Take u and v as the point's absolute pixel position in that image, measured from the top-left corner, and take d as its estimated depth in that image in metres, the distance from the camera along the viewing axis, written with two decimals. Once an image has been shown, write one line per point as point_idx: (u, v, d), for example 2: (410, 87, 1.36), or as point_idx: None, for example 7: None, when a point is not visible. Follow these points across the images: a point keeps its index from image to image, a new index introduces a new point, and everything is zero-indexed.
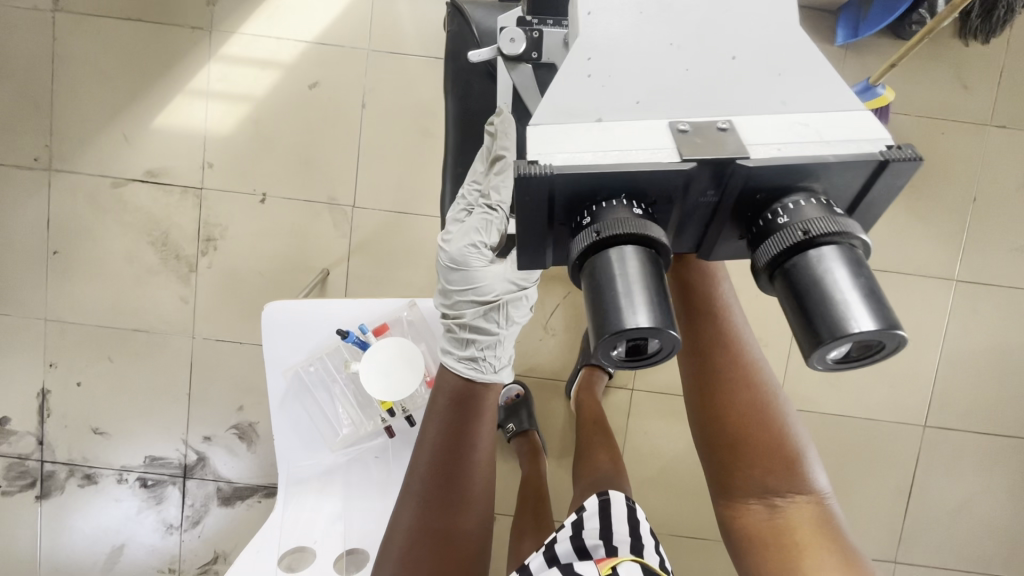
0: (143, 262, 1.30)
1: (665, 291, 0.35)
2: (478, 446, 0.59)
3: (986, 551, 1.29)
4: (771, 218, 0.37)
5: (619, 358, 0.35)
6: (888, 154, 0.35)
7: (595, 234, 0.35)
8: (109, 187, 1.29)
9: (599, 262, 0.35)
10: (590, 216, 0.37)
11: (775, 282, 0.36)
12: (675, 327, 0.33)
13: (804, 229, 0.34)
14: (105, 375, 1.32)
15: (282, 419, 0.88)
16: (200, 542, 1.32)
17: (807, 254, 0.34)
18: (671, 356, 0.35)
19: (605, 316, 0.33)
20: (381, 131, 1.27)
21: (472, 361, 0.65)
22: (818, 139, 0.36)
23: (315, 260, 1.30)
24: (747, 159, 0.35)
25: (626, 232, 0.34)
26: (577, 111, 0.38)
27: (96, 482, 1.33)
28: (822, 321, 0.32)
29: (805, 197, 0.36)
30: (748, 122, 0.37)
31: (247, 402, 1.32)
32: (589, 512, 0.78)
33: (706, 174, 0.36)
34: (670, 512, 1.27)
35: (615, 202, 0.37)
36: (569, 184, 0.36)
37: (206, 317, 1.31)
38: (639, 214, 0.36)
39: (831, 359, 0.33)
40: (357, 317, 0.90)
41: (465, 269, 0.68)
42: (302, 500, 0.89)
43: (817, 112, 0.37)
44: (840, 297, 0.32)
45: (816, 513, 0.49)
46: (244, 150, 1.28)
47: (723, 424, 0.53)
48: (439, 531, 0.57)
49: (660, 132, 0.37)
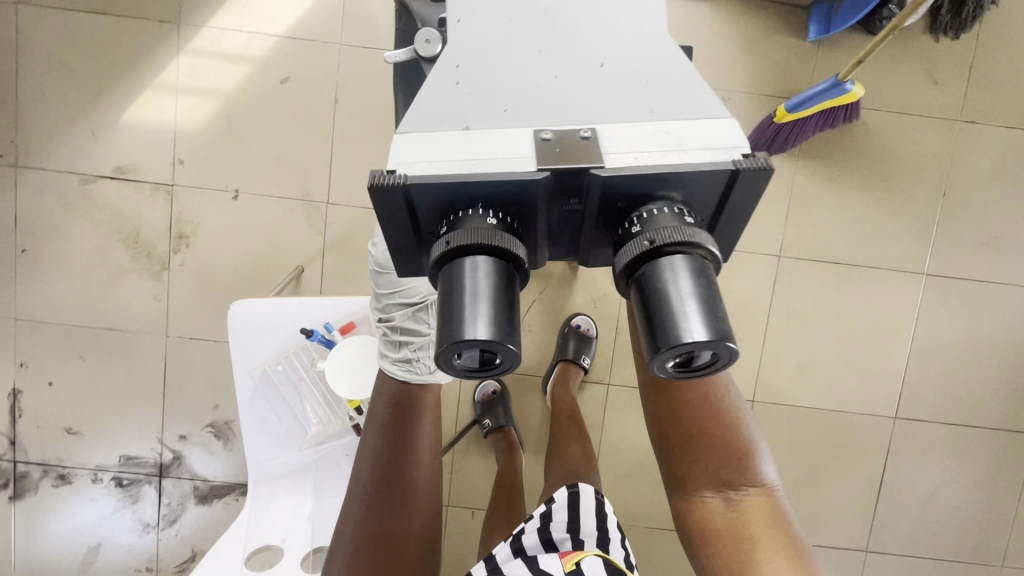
0: (113, 260, 1.29)
1: (512, 303, 0.34)
2: (420, 446, 0.62)
3: (953, 539, 1.32)
4: (629, 227, 0.37)
5: (467, 368, 0.35)
6: (740, 163, 0.35)
7: (445, 245, 0.35)
8: (77, 184, 1.27)
9: (450, 272, 0.35)
10: (449, 225, 0.37)
11: (630, 289, 0.36)
12: (513, 340, 0.33)
13: (650, 238, 0.35)
14: (78, 375, 1.31)
15: (250, 417, 0.88)
16: (178, 540, 1.32)
17: (655, 262, 0.35)
18: (514, 370, 0.35)
19: (447, 327, 0.33)
20: (354, 127, 1.26)
21: (405, 363, 0.65)
22: (676, 149, 0.37)
23: (290, 258, 1.29)
24: (602, 168, 0.35)
25: (474, 242, 0.34)
26: (444, 121, 0.38)
27: (71, 481, 1.32)
28: (658, 329, 0.32)
29: (662, 206, 0.37)
30: (612, 130, 0.37)
31: (222, 401, 1.31)
32: (558, 504, 0.78)
33: (563, 180, 0.36)
34: (645, 506, 1.28)
35: (473, 210, 0.36)
36: (425, 193, 0.36)
37: (180, 314, 1.30)
38: (494, 224, 0.36)
39: (673, 368, 0.34)
40: (323, 316, 0.89)
41: (390, 271, 0.67)
42: (271, 500, 0.88)
43: (679, 119, 0.38)
44: (675, 306, 0.32)
45: (767, 504, 0.51)
46: (215, 145, 1.27)
47: (678, 419, 0.54)
48: (383, 534, 0.57)
49: (523, 139, 0.37)
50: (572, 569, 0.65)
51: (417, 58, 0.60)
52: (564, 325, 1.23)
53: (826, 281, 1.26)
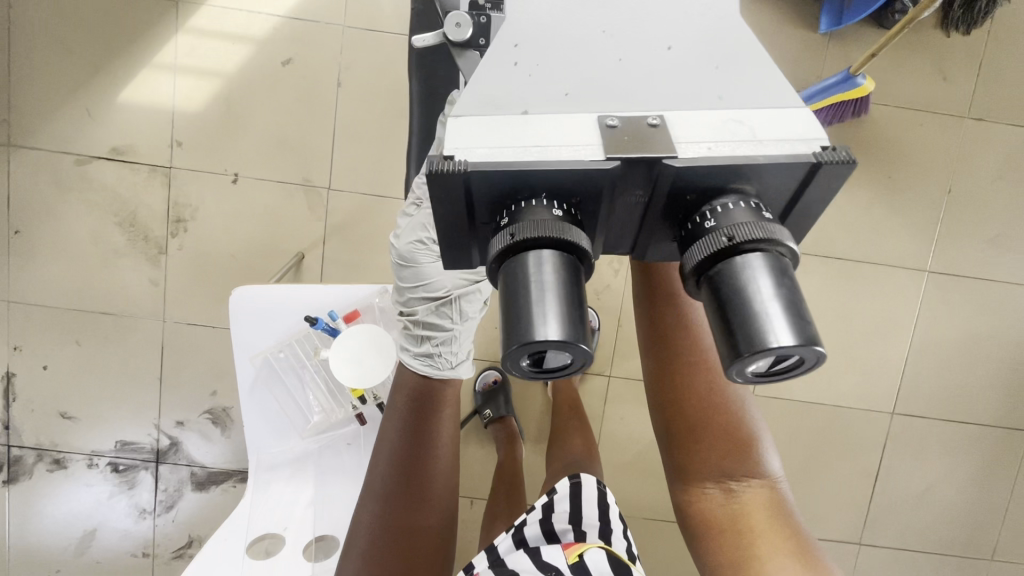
0: (109, 243, 1.26)
1: (581, 299, 0.33)
2: (439, 444, 0.60)
3: (945, 534, 1.33)
4: (699, 221, 0.35)
5: (533, 368, 0.34)
6: (821, 156, 0.34)
7: (510, 237, 0.34)
8: (72, 165, 1.24)
9: (515, 266, 0.34)
10: (509, 217, 0.35)
11: (701, 287, 0.35)
12: (586, 341, 0.31)
13: (728, 234, 0.33)
14: (73, 359, 1.29)
15: (251, 405, 0.87)
16: (174, 526, 1.31)
17: (732, 260, 0.33)
18: (585, 370, 0.34)
19: (514, 328, 0.31)
20: (358, 111, 1.24)
21: (427, 357, 0.66)
22: (750, 139, 0.35)
23: (289, 244, 1.27)
24: (675, 159, 0.34)
25: (543, 235, 0.33)
26: (502, 104, 0.37)
27: (66, 466, 1.31)
28: (739, 332, 0.30)
29: (736, 200, 0.35)
30: (681, 117, 0.36)
31: (220, 387, 1.30)
32: (560, 495, 0.77)
33: (633, 172, 0.34)
34: (644, 497, 1.29)
35: (535, 201, 0.35)
36: (485, 181, 0.34)
37: (177, 299, 1.28)
38: (560, 216, 0.35)
39: (750, 373, 0.32)
40: (327, 304, 0.88)
41: (415, 266, 0.68)
42: (269, 488, 0.88)
43: (752, 108, 0.36)
44: (759, 307, 0.31)
45: (768, 496, 0.50)
46: (214, 127, 1.24)
47: (682, 408, 0.52)
48: (399, 529, 0.57)
49: (588, 126, 0.36)
50: (576, 562, 0.65)
51: (446, 43, 0.58)
52: None
53: (829, 277, 1.26)
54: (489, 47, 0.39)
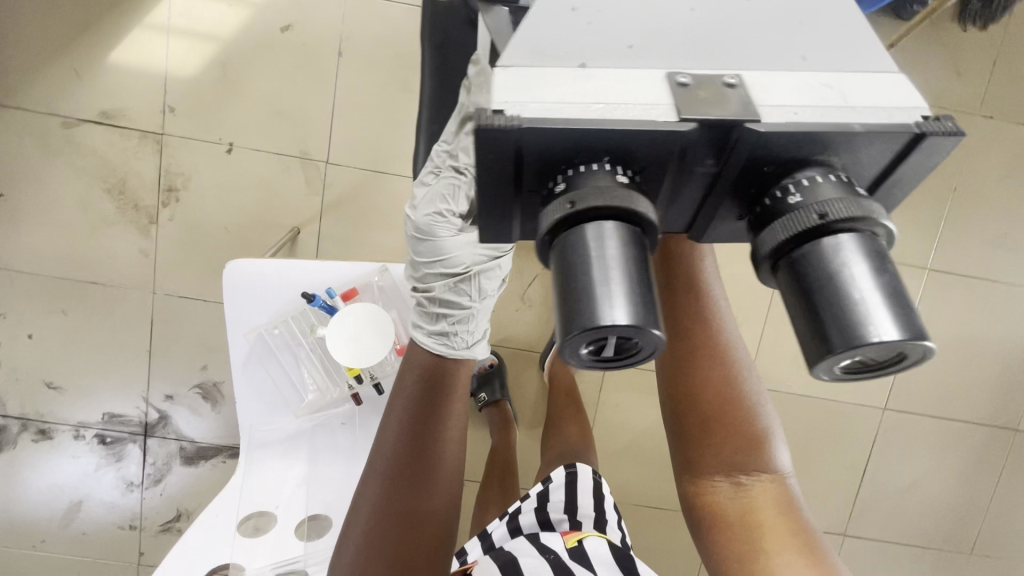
0: (98, 210, 1.22)
1: (649, 281, 0.31)
2: (449, 428, 0.58)
3: (929, 528, 1.35)
4: (780, 196, 0.34)
5: (593, 357, 0.31)
6: (925, 126, 0.32)
7: (569, 206, 0.32)
8: (60, 128, 1.19)
9: (573, 239, 0.32)
10: (564, 182, 0.33)
11: (779, 273, 0.33)
12: (656, 324, 0.29)
13: (820, 212, 0.31)
14: (60, 329, 1.26)
15: (243, 382, 0.85)
16: (162, 500, 1.30)
17: (822, 241, 0.32)
18: (652, 358, 0.32)
19: (573, 314, 0.29)
20: (360, 83, 1.20)
21: (442, 337, 0.64)
22: (842, 104, 0.32)
23: (284, 219, 1.24)
24: (758, 123, 0.31)
25: (608, 204, 0.31)
26: (558, 55, 0.34)
27: (52, 437, 1.28)
28: (834, 324, 0.29)
29: (822, 173, 0.33)
30: (762, 78, 0.33)
31: (211, 361, 1.28)
32: (555, 484, 0.77)
33: (706, 139, 0.32)
34: (635, 484, 1.29)
35: (593, 165, 0.33)
36: (540, 141, 0.32)
37: (167, 270, 1.25)
38: (624, 183, 0.33)
39: (840, 369, 0.31)
40: (324, 281, 0.86)
41: (432, 239, 0.66)
42: (263, 464, 0.86)
43: (841, 71, 0.33)
44: (857, 297, 0.29)
45: (779, 493, 0.49)
46: (210, 94, 1.20)
47: (693, 399, 0.51)
48: (402, 511, 0.56)
49: (657, 84, 0.33)
50: (575, 547, 0.64)
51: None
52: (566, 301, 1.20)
53: None
54: None
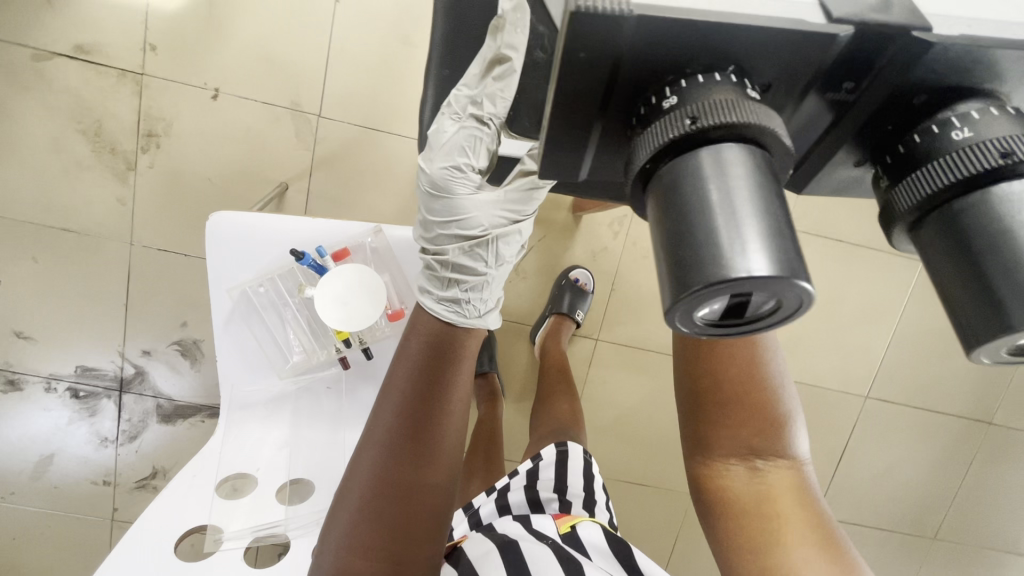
0: (71, 152, 1.15)
1: (788, 218, 0.27)
2: (454, 398, 0.56)
3: (898, 513, 1.40)
4: (937, 131, 0.30)
5: (708, 320, 0.27)
6: None
7: (689, 122, 0.28)
8: (30, 60, 1.11)
9: (692, 165, 0.28)
10: (675, 95, 0.29)
11: (927, 227, 0.30)
12: (805, 277, 0.25)
13: (1003, 151, 0.28)
14: (30, 275, 1.20)
15: (226, 340, 0.81)
16: (137, 457, 1.27)
17: (996, 187, 0.28)
18: (775, 322, 0.27)
19: (698, 262, 0.25)
20: (357, 34, 1.13)
21: (454, 303, 0.62)
22: (1022, 19, 0.29)
23: (271, 173, 1.18)
24: (929, 31, 0.28)
25: (738, 119, 0.28)
26: None
27: (21, 388, 1.24)
28: (1017, 292, 0.26)
29: (987, 105, 0.30)
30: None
31: (190, 319, 1.24)
32: (546, 462, 0.76)
33: (854, 53, 0.29)
34: (619, 460, 1.30)
35: (713, 76, 0.30)
36: (660, 39, 0.28)
37: (145, 221, 1.19)
38: (755, 97, 0.30)
39: (1005, 352, 0.28)
40: (315, 239, 0.82)
41: (448, 196, 0.65)
42: (246, 426, 0.84)
43: None
44: None
45: (795, 478, 0.48)
46: (195, 33, 1.12)
47: (715, 379, 0.49)
48: (400, 483, 0.53)
49: None
50: (568, 532, 0.63)
51: None
52: (562, 276, 1.18)
53: (826, 257, 1.26)
54: None
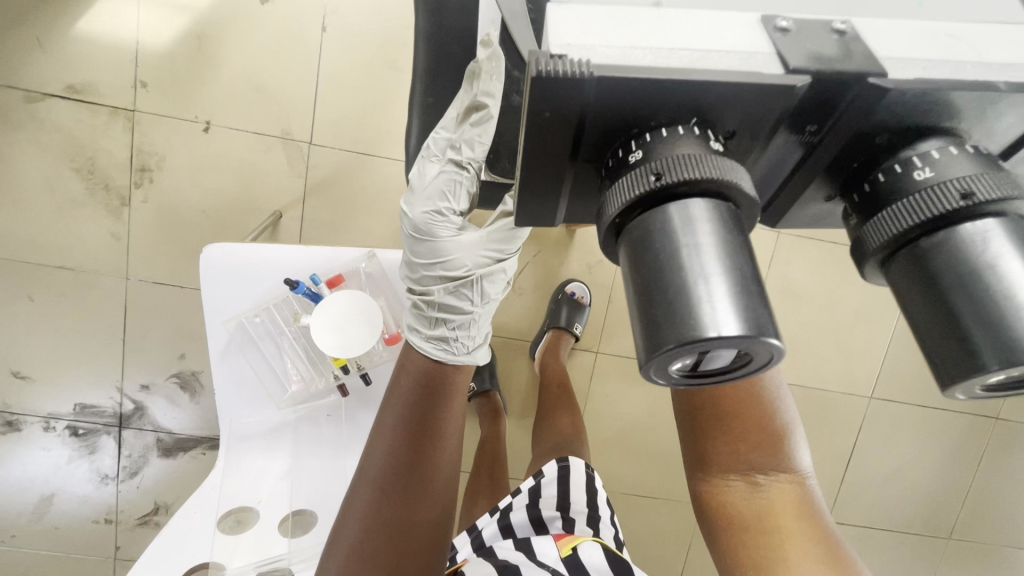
0: (65, 191, 1.15)
1: (756, 270, 0.27)
2: (447, 432, 0.56)
3: (911, 513, 1.38)
4: (900, 171, 0.31)
5: (685, 372, 0.28)
6: None
7: (654, 179, 0.29)
8: (22, 102, 1.12)
9: (661, 219, 0.29)
10: (641, 149, 0.30)
11: (898, 266, 0.31)
12: (774, 331, 0.25)
13: (963, 191, 0.29)
14: (27, 315, 1.19)
15: (224, 373, 0.81)
16: (139, 493, 1.25)
17: (960, 227, 0.29)
18: (751, 371, 0.28)
19: (671, 320, 0.25)
20: (346, 60, 1.15)
21: (441, 342, 0.62)
22: (977, 59, 0.29)
23: (264, 201, 1.18)
24: (884, 77, 0.28)
25: (704, 175, 0.28)
26: None
27: (19, 429, 1.23)
28: (986, 334, 0.26)
29: (944, 144, 0.31)
30: (874, 26, 0.31)
31: (189, 350, 1.23)
32: (548, 479, 0.75)
33: (812, 100, 0.29)
34: (625, 473, 1.29)
35: (677, 129, 0.30)
36: (622, 100, 0.28)
37: (141, 256, 1.19)
38: (719, 150, 0.30)
39: (979, 388, 0.28)
40: (310, 267, 0.82)
41: (431, 240, 0.65)
42: (246, 458, 0.83)
43: (962, 22, 0.31)
44: (1014, 302, 0.26)
45: (796, 493, 0.48)
46: (185, 67, 1.13)
47: (713, 396, 0.49)
48: (395, 521, 0.53)
49: (757, 32, 0.30)
50: (569, 555, 0.63)
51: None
52: (559, 291, 1.18)
53: (821, 259, 1.27)
54: None
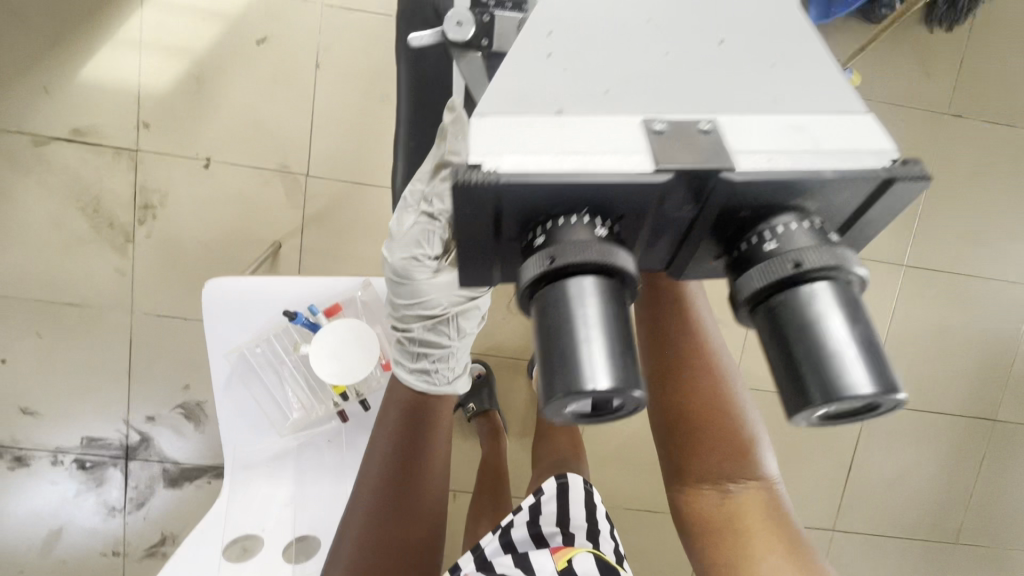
0: (71, 229, 1.19)
1: (631, 335, 0.30)
2: (434, 455, 0.61)
3: (915, 519, 1.38)
4: (756, 242, 0.34)
5: (576, 414, 0.31)
6: (894, 170, 0.32)
7: (547, 262, 0.31)
8: (30, 145, 1.16)
9: (553, 296, 0.31)
10: (545, 235, 0.33)
11: (757, 315, 0.33)
12: (639, 384, 0.29)
13: (795, 261, 0.31)
14: (35, 352, 1.22)
15: (226, 402, 0.83)
16: (146, 524, 1.27)
17: (796, 289, 0.31)
18: (633, 412, 0.31)
19: (555, 372, 0.29)
20: (340, 95, 1.19)
21: (425, 373, 0.64)
22: (812, 148, 0.32)
23: (264, 232, 1.22)
24: (731, 170, 0.31)
25: (588, 259, 0.31)
26: (528, 102, 0.33)
27: (28, 464, 1.25)
28: (809, 374, 0.29)
29: (794, 218, 0.34)
30: (737, 124, 0.33)
31: (193, 381, 1.26)
32: (547, 496, 0.77)
33: (676, 190, 0.32)
34: (627, 488, 1.29)
35: (572, 218, 0.33)
36: (515, 196, 0.31)
37: (146, 290, 1.22)
38: (603, 236, 0.33)
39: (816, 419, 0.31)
40: (306, 298, 0.85)
41: (409, 282, 0.62)
42: (250, 486, 0.84)
43: (813, 115, 0.33)
44: (834, 346, 0.29)
45: (766, 499, 0.50)
46: (185, 107, 1.18)
47: (683, 408, 0.52)
48: (388, 540, 0.58)
49: (632, 129, 0.32)
50: (565, 568, 0.64)
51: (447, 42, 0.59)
52: None
53: None
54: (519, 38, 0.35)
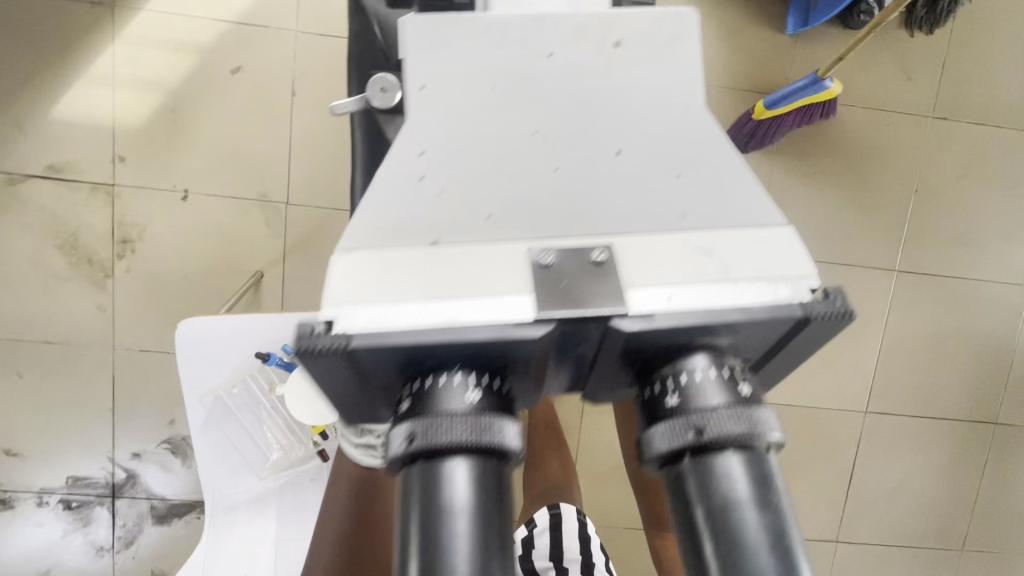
0: (49, 267, 1.17)
1: (495, 538, 0.26)
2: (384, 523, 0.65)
3: (920, 527, 1.35)
4: (667, 390, 0.31)
5: None
6: (813, 306, 0.30)
7: (404, 440, 0.27)
8: (4, 184, 1.15)
9: (407, 482, 0.27)
10: (413, 395, 0.30)
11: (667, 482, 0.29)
12: None
13: (703, 428, 0.28)
14: (16, 393, 1.20)
15: (204, 445, 0.81)
16: (135, 562, 1.24)
17: (708, 461, 0.27)
18: None
19: None
20: (317, 121, 1.18)
21: None
22: (722, 279, 0.30)
23: (245, 262, 1.20)
24: (625, 316, 0.29)
25: (449, 440, 0.27)
26: (410, 233, 0.32)
27: (14, 506, 1.22)
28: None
29: (711, 360, 0.31)
30: (633, 252, 0.31)
31: (178, 415, 1.23)
32: (540, 529, 0.75)
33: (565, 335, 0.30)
34: (624, 508, 1.27)
35: (448, 376, 0.30)
36: (375, 357, 0.28)
37: (127, 325, 1.20)
38: (476, 401, 0.29)
39: None
40: (278, 338, 0.82)
41: None
42: (232, 529, 0.82)
43: (717, 233, 0.33)
44: (747, 548, 0.25)
45: None
46: (160, 140, 1.16)
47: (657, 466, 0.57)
48: None
49: (517, 265, 0.31)
50: None
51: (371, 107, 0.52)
52: None
53: None
54: (388, 155, 0.35)
